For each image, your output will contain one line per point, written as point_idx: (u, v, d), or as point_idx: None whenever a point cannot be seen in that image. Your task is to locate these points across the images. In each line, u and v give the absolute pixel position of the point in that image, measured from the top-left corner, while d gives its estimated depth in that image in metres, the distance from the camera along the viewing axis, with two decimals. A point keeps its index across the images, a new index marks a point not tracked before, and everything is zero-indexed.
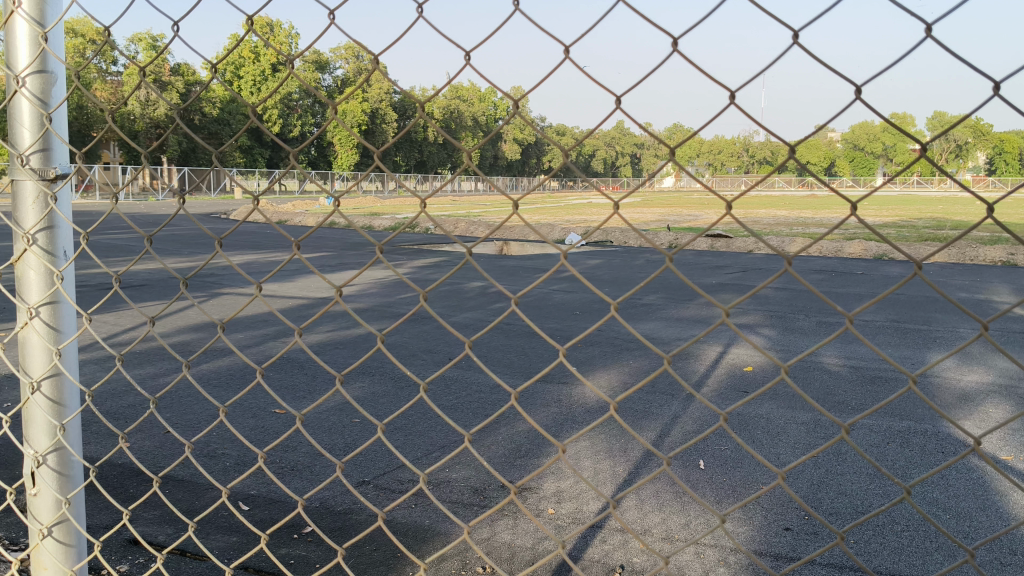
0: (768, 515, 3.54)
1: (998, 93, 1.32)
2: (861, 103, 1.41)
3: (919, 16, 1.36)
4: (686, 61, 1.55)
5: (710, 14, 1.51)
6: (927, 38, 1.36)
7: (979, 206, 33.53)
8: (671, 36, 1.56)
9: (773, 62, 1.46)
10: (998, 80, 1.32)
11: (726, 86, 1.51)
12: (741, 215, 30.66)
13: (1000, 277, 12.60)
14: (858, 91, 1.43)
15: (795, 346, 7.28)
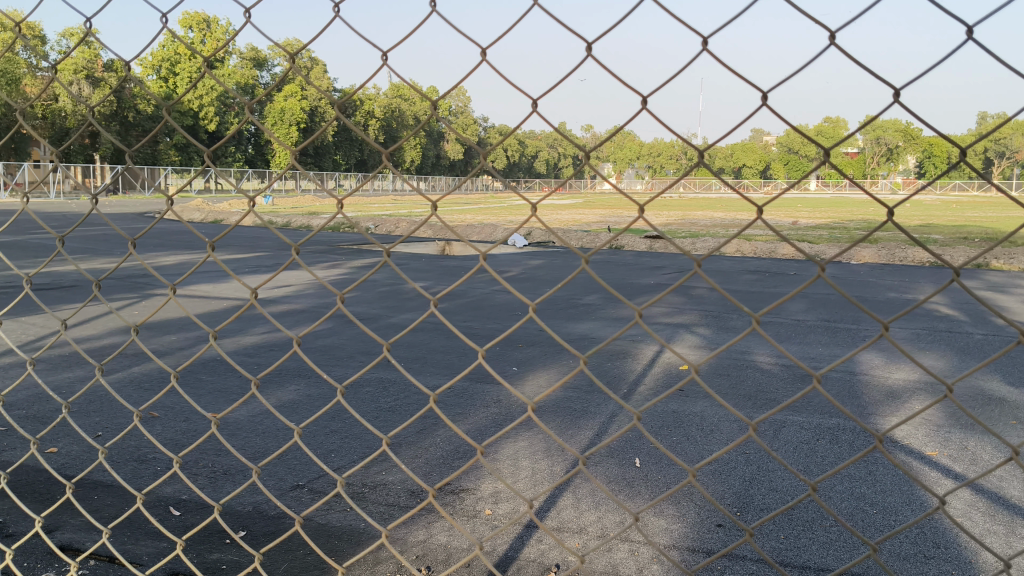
0: (700, 511, 3.60)
1: (898, 100, 1.53)
2: (767, 107, 1.62)
3: (823, 27, 1.57)
4: (600, 65, 1.73)
5: (626, 16, 1.69)
6: (829, 45, 1.57)
7: (908, 208, 34.71)
8: (585, 39, 1.74)
9: (684, 67, 1.66)
10: (898, 88, 1.53)
11: (640, 91, 1.72)
12: (680, 216, 31.14)
13: (926, 277, 13.04)
14: (765, 96, 1.64)
15: (729, 344, 7.40)
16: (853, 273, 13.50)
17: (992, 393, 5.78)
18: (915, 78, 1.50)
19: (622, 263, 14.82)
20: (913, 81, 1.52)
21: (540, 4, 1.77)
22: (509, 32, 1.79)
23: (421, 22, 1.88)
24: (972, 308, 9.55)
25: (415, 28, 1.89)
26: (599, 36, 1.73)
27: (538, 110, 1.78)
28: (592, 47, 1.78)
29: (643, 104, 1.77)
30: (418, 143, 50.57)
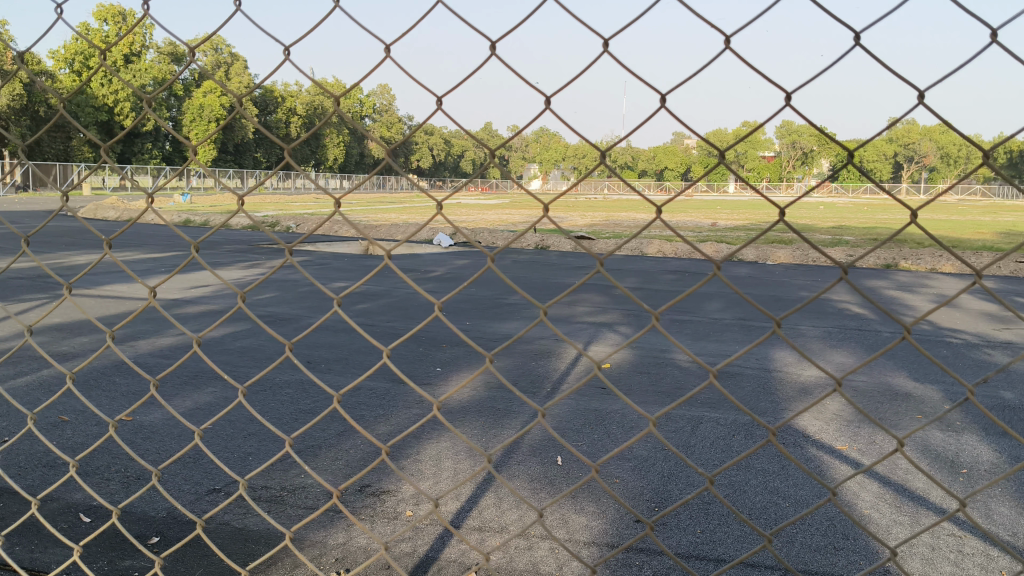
0: (620, 507, 3.65)
1: (788, 100, 1.73)
2: (665, 109, 1.81)
3: (719, 30, 1.75)
4: (504, 64, 1.89)
5: (527, 19, 1.85)
6: (724, 49, 1.75)
7: (821, 211, 35.90)
8: (490, 39, 1.91)
9: (585, 68, 1.82)
10: (789, 91, 1.72)
11: (543, 91, 1.88)
12: (603, 219, 31.53)
13: (837, 277, 13.49)
14: (664, 98, 1.83)
15: (651, 342, 7.51)
16: (769, 273, 13.82)
17: (898, 389, 6.02)
18: (804, 84, 1.70)
19: (545, 262, 14.94)
20: (798, 87, 1.72)
21: (446, 4, 1.94)
22: (411, 30, 1.98)
23: (327, 17, 2.05)
24: (882, 308, 9.88)
25: (320, 23, 2.06)
26: (503, 37, 1.90)
27: (443, 106, 1.96)
28: (495, 46, 1.95)
29: (547, 101, 1.93)
30: (341, 141, 49.98)
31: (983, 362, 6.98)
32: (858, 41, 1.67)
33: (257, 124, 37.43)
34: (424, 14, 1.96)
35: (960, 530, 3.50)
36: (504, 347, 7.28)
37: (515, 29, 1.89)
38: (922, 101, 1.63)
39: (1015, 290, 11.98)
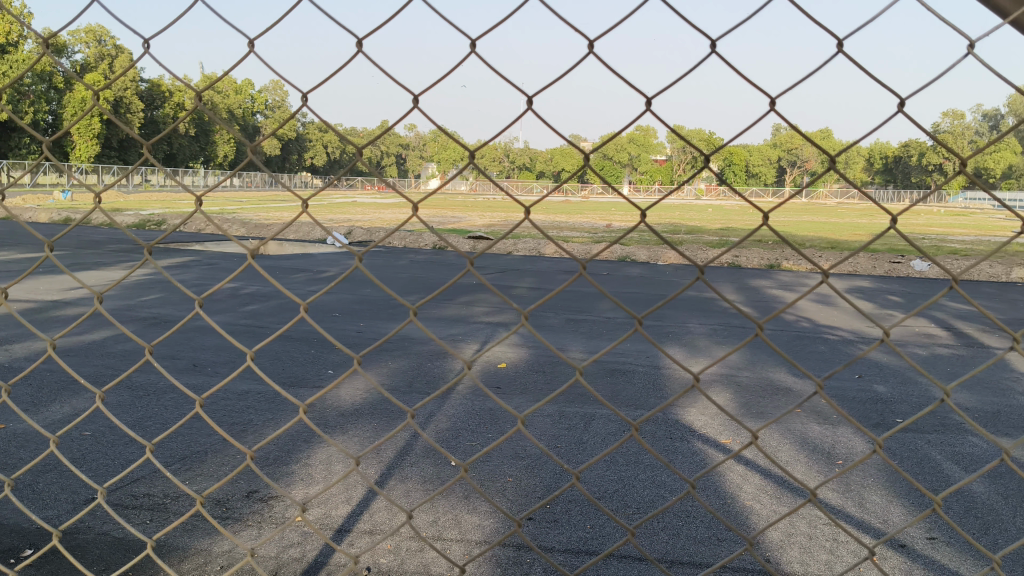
0: (512, 506, 3.68)
1: (649, 106, 1.71)
2: (532, 112, 1.75)
3: (583, 34, 1.68)
4: (368, 62, 1.79)
5: (391, 17, 1.76)
6: (589, 53, 1.68)
7: (710, 212, 37.02)
8: (354, 35, 1.80)
9: (452, 69, 1.74)
10: (650, 96, 1.71)
11: (407, 91, 1.79)
12: (500, 219, 31.69)
13: (725, 276, 13.94)
14: (531, 100, 1.76)
15: (546, 342, 7.60)
16: (659, 273, 14.16)
17: (780, 384, 6.27)
18: (665, 88, 1.68)
19: (442, 262, 14.90)
20: (662, 91, 1.69)
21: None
22: (270, 28, 1.87)
23: (184, 12, 1.93)
24: (767, 306, 10.25)
25: (177, 18, 1.95)
26: (367, 35, 1.79)
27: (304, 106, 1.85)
28: (361, 43, 1.85)
29: (412, 100, 1.84)
30: (231, 137, 48.64)
31: (857, 356, 7.36)
32: (716, 48, 1.71)
33: (142, 118, 36.05)
34: (286, 11, 1.85)
35: (835, 518, 3.67)
36: (381, 348, 7.19)
37: (379, 27, 1.79)
38: (774, 108, 1.68)
39: (886, 289, 12.64)
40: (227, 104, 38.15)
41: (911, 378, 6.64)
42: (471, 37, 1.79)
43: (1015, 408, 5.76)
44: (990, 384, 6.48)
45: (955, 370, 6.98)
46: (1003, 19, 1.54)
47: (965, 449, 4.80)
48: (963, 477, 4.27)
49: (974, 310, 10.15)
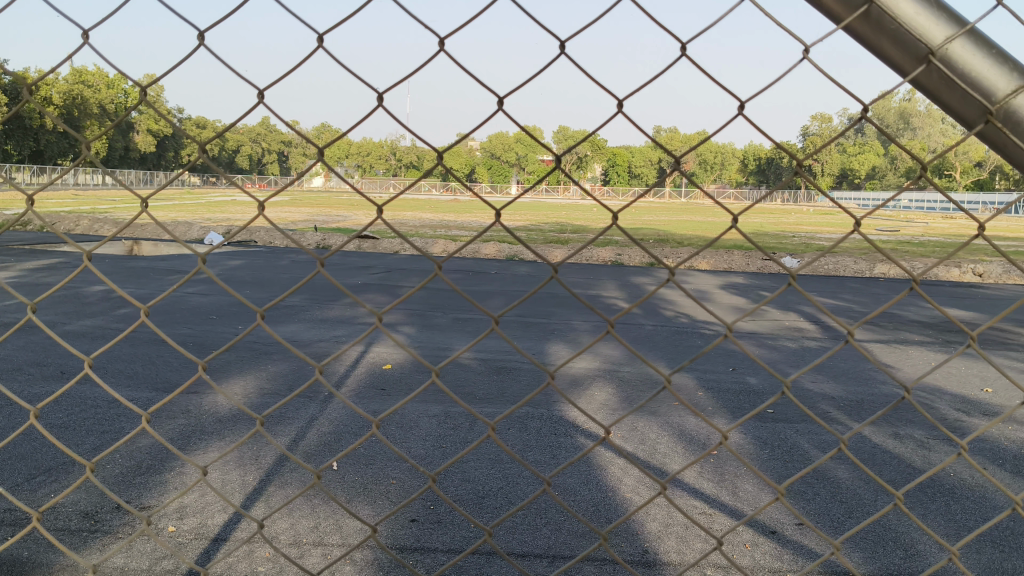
0: (394, 507, 3.65)
1: (499, 107, 1.64)
2: (380, 110, 1.64)
3: (432, 32, 1.59)
4: (213, 55, 1.66)
5: (237, 8, 1.64)
6: (438, 53, 1.60)
7: (596, 211, 37.59)
8: (198, 27, 1.67)
9: (300, 64, 1.62)
10: (499, 96, 1.63)
11: (254, 86, 1.68)
12: (388, 218, 31.40)
13: (610, 274, 14.21)
14: (379, 97, 1.65)
15: (432, 342, 7.57)
16: (545, 272, 14.30)
17: (660, 379, 6.46)
18: (515, 89, 1.61)
19: (326, 262, 14.63)
20: (511, 91, 1.62)
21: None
22: (109, 18, 1.72)
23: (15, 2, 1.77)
24: (648, 301, 10.49)
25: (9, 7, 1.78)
26: (211, 26, 1.66)
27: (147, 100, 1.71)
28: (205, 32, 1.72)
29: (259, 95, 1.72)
30: (102, 133, 46.43)
31: (733, 351, 7.63)
32: (565, 50, 1.68)
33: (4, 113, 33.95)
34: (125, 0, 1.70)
35: (710, 508, 3.78)
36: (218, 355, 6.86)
37: (224, 16, 1.66)
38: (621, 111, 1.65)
39: (760, 285, 13.15)
40: (98, 100, 36.35)
41: (781, 370, 6.95)
42: (320, 29, 1.68)
43: (875, 397, 6.10)
44: (853, 374, 6.84)
45: (822, 361, 7.32)
46: (837, 25, 1.54)
47: (831, 437, 5.05)
48: (830, 465, 4.48)
49: (841, 306, 10.69)
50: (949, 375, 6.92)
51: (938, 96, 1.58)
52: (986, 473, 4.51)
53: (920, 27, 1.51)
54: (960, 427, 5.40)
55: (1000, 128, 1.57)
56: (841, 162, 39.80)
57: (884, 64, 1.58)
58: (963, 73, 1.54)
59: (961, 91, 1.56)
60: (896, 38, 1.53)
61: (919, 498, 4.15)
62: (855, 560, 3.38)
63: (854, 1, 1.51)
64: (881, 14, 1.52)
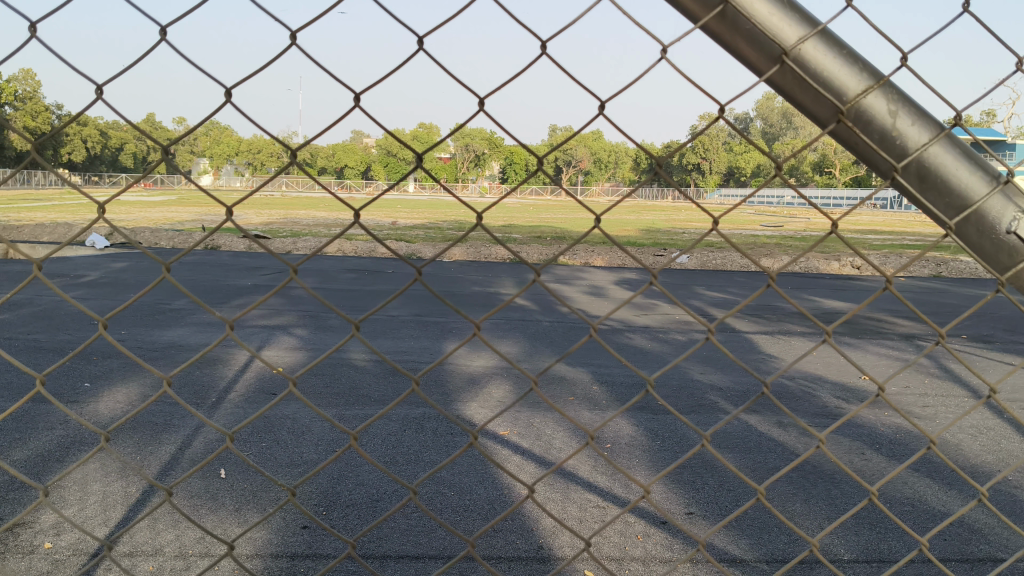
0: (285, 515, 3.57)
1: (357, 102, 1.64)
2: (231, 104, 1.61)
3: (282, 24, 1.59)
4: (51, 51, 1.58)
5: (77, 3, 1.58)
6: (291, 45, 1.59)
7: (492, 208, 37.72)
8: (34, 22, 1.60)
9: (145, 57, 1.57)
10: (356, 91, 1.64)
11: (94, 81, 1.62)
12: (283, 215, 30.74)
13: (506, 271, 14.30)
14: (230, 92, 1.63)
15: (324, 344, 7.44)
16: (443, 270, 14.27)
17: (555, 374, 6.52)
18: (372, 83, 1.62)
19: (216, 263, 14.23)
20: (368, 86, 1.62)
21: None
22: None
23: None
24: (544, 299, 10.60)
25: None
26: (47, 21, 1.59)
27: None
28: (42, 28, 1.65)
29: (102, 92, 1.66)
30: None
31: (628, 346, 7.77)
32: (423, 46, 1.66)
33: None
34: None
35: (602, 501, 3.85)
36: (63, 367, 6.36)
37: (57, 10, 1.59)
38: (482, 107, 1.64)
39: (653, 281, 13.44)
40: None
41: (673, 363, 7.12)
42: (168, 23, 1.65)
43: (761, 388, 6.31)
44: (741, 365, 7.06)
45: (711, 353, 7.54)
46: (695, 24, 1.57)
47: (719, 426, 5.20)
48: (718, 455, 4.62)
49: (728, 299, 11.03)
50: (829, 364, 7.24)
51: (792, 95, 1.63)
52: (863, 457, 4.73)
53: (773, 27, 1.56)
54: (839, 414, 5.65)
55: (850, 127, 1.63)
56: (728, 160, 41.16)
57: (739, 62, 1.62)
58: (814, 73, 1.59)
59: (812, 90, 1.62)
60: (752, 37, 1.57)
61: (801, 482, 4.32)
62: (741, 546, 3.49)
63: (711, 0, 1.54)
64: (736, 13, 1.55)
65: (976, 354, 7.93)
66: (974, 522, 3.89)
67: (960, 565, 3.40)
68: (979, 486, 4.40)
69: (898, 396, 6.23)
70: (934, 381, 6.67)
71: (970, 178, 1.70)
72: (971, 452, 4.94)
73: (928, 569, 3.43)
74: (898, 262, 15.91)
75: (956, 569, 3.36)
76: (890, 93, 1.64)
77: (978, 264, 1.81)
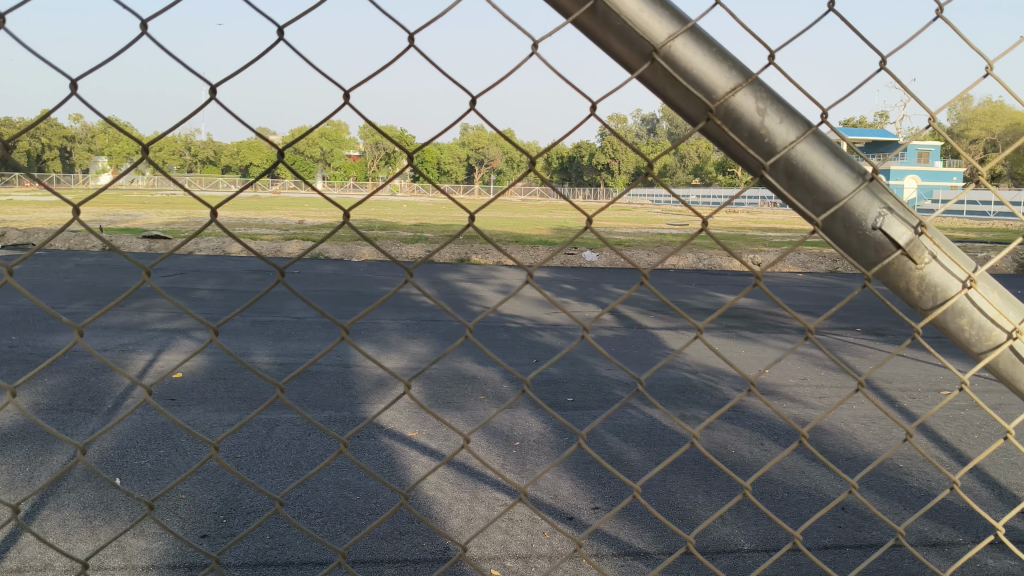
0: (185, 524, 3.47)
1: (216, 96, 1.52)
2: (75, 97, 1.48)
3: (131, 13, 1.45)
4: None
5: None
6: (140, 35, 1.46)
7: (403, 208, 37.42)
8: None
9: None
10: (216, 84, 1.52)
11: None
12: (186, 215, 29.85)
13: (416, 271, 14.23)
14: (73, 85, 1.50)
15: (227, 347, 7.28)
16: (352, 270, 14.07)
17: (464, 373, 6.51)
18: (230, 76, 1.49)
19: (114, 266, 13.75)
20: (226, 79, 1.50)
21: None
22: None
23: None
24: (453, 298, 10.58)
25: None
26: None
27: None
28: None
29: None
30: None
31: (536, 343, 7.83)
32: (289, 34, 1.56)
33: None
34: None
35: (512, 499, 3.86)
36: None
37: None
38: (350, 100, 1.60)
39: (562, 279, 13.57)
40: None
41: (580, 358, 7.19)
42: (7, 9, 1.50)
43: (666, 381, 6.45)
44: (646, 360, 7.18)
45: (617, 349, 7.65)
46: (566, 19, 1.56)
47: (625, 420, 5.27)
48: (623, 449, 4.68)
49: (634, 295, 11.21)
50: (732, 357, 7.44)
51: (663, 92, 1.65)
52: (763, 448, 4.87)
53: (643, 23, 1.57)
54: (740, 406, 5.81)
55: (719, 125, 1.66)
56: (635, 160, 41.87)
57: (612, 59, 1.63)
58: (683, 70, 1.61)
59: (684, 87, 1.63)
60: (622, 34, 1.58)
61: (703, 473, 4.42)
62: (645, 539, 3.54)
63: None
64: (607, 10, 1.55)
65: (869, 347, 8.27)
66: (865, 508, 4.05)
67: (851, 551, 3.53)
68: (870, 473, 4.58)
69: (796, 387, 6.44)
70: (829, 373, 6.92)
71: (837, 176, 1.72)
72: (862, 440, 5.15)
73: (822, 554, 3.55)
74: (797, 258, 16.45)
75: (849, 554, 3.50)
76: (759, 91, 1.67)
77: (846, 261, 1.83)
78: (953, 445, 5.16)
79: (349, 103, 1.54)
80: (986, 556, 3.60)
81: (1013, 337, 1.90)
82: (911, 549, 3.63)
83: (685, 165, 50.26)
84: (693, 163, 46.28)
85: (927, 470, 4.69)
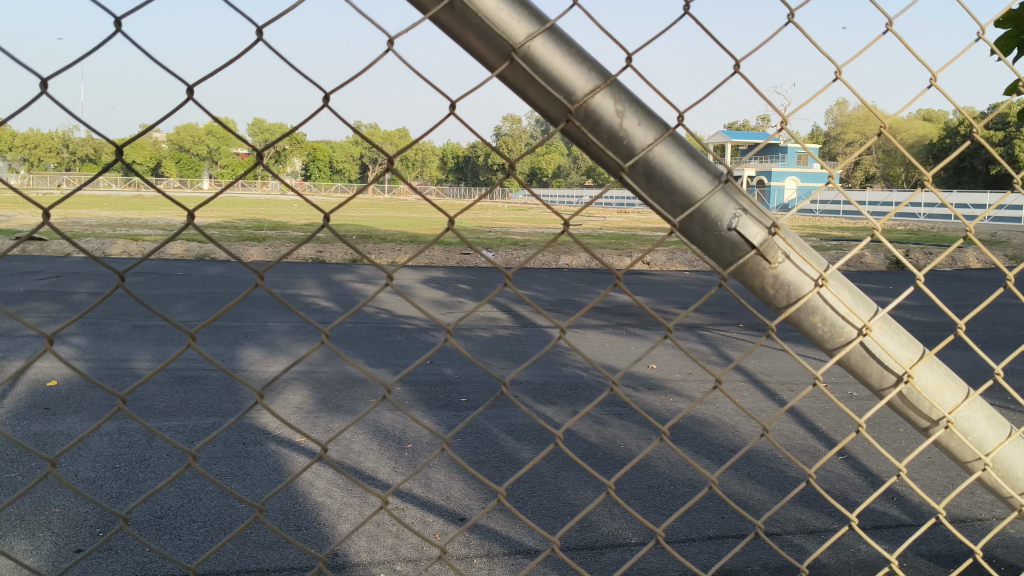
0: (57, 540, 3.31)
1: (47, 89, 1.42)
2: None
3: None
4: None
5: None
6: None
7: (295, 208, 36.51)
8: None
9: None
10: (48, 77, 1.41)
11: None
12: (61, 216, 28.32)
13: (307, 271, 13.93)
14: None
15: (107, 352, 6.96)
16: (238, 271, 13.66)
17: (355, 375, 6.42)
18: (65, 69, 1.40)
19: None
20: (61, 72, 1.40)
21: None
22: None
23: None
24: (345, 300, 10.41)
25: None
26: None
27: None
28: None
29: None
30: None
31: (427, 343, 7.79)
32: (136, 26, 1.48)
33: None
34: None
35: (403, 502, 3.83)
36: None
37: None
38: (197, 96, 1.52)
39: (457, 278, 13.54)
40: None
41: (472, 358, 7.20)
42: None
43: (558, 378, 6.52)
44: (537, 359, 7.24)
45: (509, 348, 7.69)
46: (424, 15, 1.56)
47: (516, 419, 5.30)
48: (514, 447, 4.72)
49: (526, 295, 11.30)
50: (621, 354, 7.58)
51: (523, 91, 1.66)
52: (652, 443, 4.98)
53: (502, 23, 1.57)
54: (630, 401, 5.92)
55: (578, 126, 1.67)
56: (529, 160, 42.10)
57: (473, 58, 1.64)
58: (543, 71, 1.62)
59: (543, 88, 1.64)
60: (480, 32, 1.59)
61: (593, 469, 4.50)
62: (536, 538, 3.57)
63: None
64: (465, 8, 1.56)
65: (750, 342, 8.55)
66: (748, 498, 4.20)
67: (733, 541, 3.65)
68: (753, 464, 4.74)
69: (682, 382, 6.61)
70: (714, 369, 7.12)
71: (693, 176, 1.76)
72: (744, 432, 5.33)
73: (708, 543, 3.66)
74: (684, 257, 16.89)
75: (732, 544, 3.62)
76: (617, 93, 1.69)
77: (703, 260, 1.88)
78: (827, 435, 5.40)
79: (197, 99, 1.48)
80: (859, 541, 3.79)
81: (863, 334, 1.98)
82: (789, 537, 3.78)
83: (576, 165, 50.95)
84: (585, 164, 46.89)
85: (805, 459, 4.89)
